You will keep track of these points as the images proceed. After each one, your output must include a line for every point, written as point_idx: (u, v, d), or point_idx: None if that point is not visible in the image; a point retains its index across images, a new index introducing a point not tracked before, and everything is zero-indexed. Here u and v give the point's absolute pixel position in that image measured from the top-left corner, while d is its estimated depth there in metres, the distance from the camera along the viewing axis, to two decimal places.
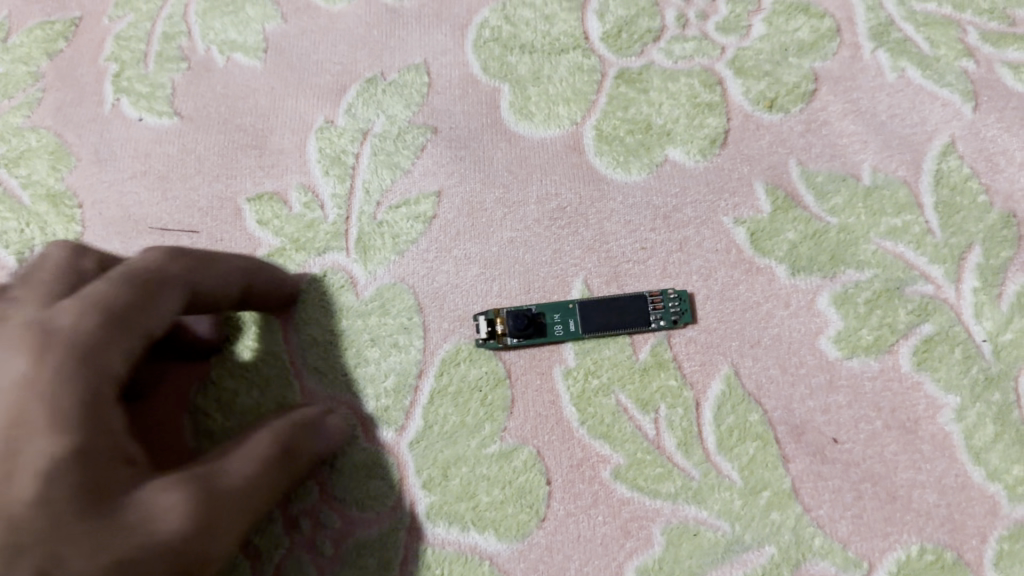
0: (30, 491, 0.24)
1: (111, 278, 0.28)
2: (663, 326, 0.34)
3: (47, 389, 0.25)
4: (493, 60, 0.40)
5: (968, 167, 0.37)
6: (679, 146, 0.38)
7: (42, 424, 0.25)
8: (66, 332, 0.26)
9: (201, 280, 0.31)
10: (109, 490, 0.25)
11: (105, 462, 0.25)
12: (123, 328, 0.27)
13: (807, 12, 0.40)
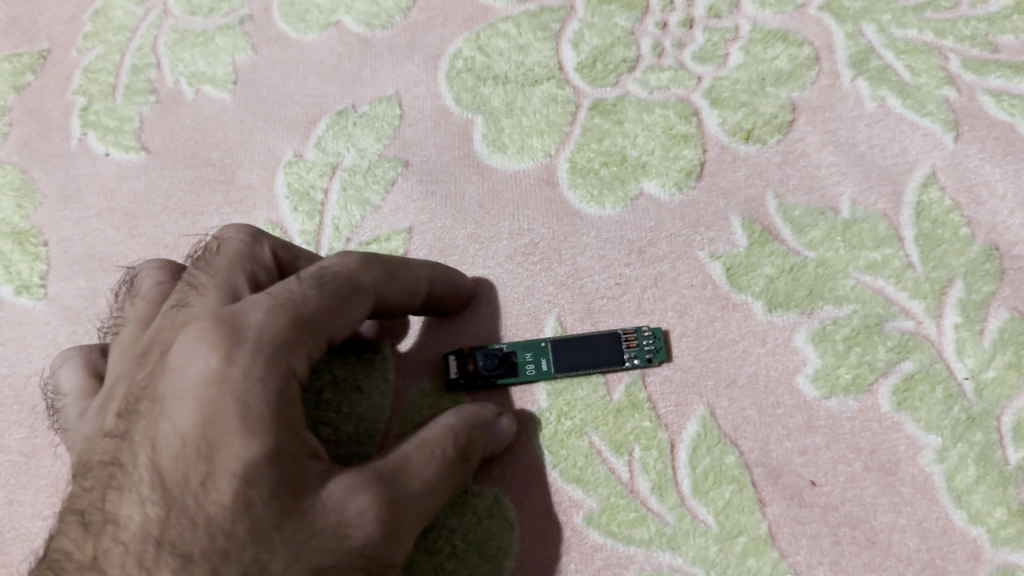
0: (230, 496, 0.24)
1: (304, 276, 0.28)
2: (637, 364, 0.34)
3: (243, 387, 0.25)
4: (465, 91, 0.39)
5: (949, 200, 0.36)
6: (655, 179, 0.37)
7: (236, 423, 0.24)
8: (257, 331, 0.26)
9: (386, 277, 0.31)
10: (297, 487, 0.25)
11: (293, 458, 0.25)
12: (308, 323, 0.27)
13: (785, 40, 0.39)
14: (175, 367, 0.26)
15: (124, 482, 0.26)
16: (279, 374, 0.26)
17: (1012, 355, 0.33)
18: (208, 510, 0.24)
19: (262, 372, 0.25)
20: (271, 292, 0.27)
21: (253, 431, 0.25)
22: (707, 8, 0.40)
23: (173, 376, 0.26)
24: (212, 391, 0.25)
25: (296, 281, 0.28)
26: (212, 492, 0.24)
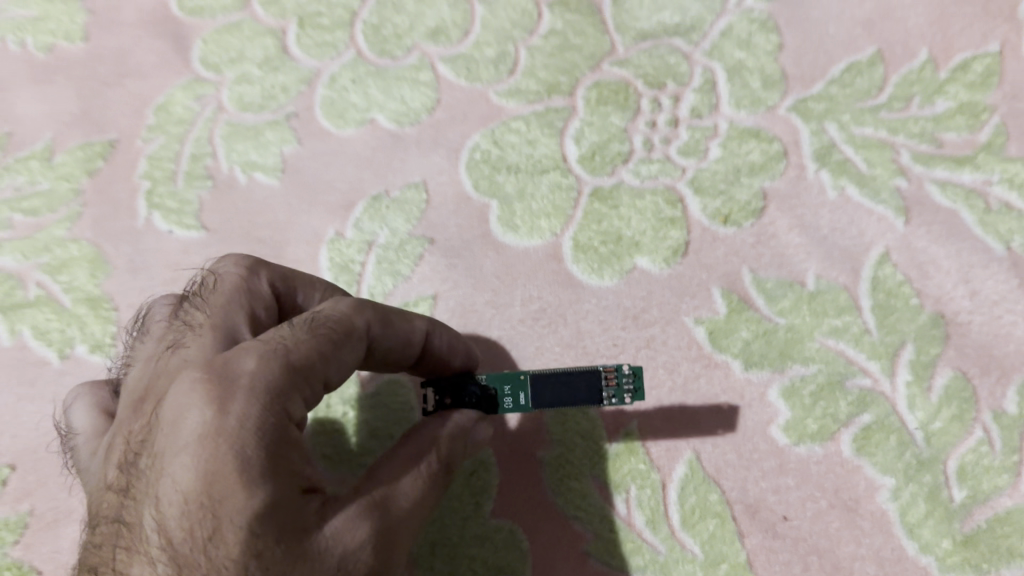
0: (237, 548, 0.26)
1: (298, 320, 0.30)
2: (613, 401, 0.35)
3: (241, 439, 0.26)
4: (483, 179, 0.46)
5: (901, 274, 0.42)
6: (647, 256, 0.43)
7: (233, 475, 0.26)
8: (250, 381, 0.27)
9: (377, 319, 0.33)
10: (298, 530, 0.27)
11: (293, 501, 0.27)
12: (304, 368, 0.29)
13: (758, 137, 0.45)
14: (174, 423, 0.27)
15: (132, 540, 0.28)
16: (275, 419, 0.27)
17: (955, 408, 0.39)
18: (215, 565, 0.26)
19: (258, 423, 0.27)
20: (266, 339, 0.29)
21: (252, 483, 0.26)
22: (690, 109, 0.46)
23: (173, 430, 0.27)
24: (212, 444, 0.26)
25: (287, 326, 0.30)
26: (217, 545, 0.26)
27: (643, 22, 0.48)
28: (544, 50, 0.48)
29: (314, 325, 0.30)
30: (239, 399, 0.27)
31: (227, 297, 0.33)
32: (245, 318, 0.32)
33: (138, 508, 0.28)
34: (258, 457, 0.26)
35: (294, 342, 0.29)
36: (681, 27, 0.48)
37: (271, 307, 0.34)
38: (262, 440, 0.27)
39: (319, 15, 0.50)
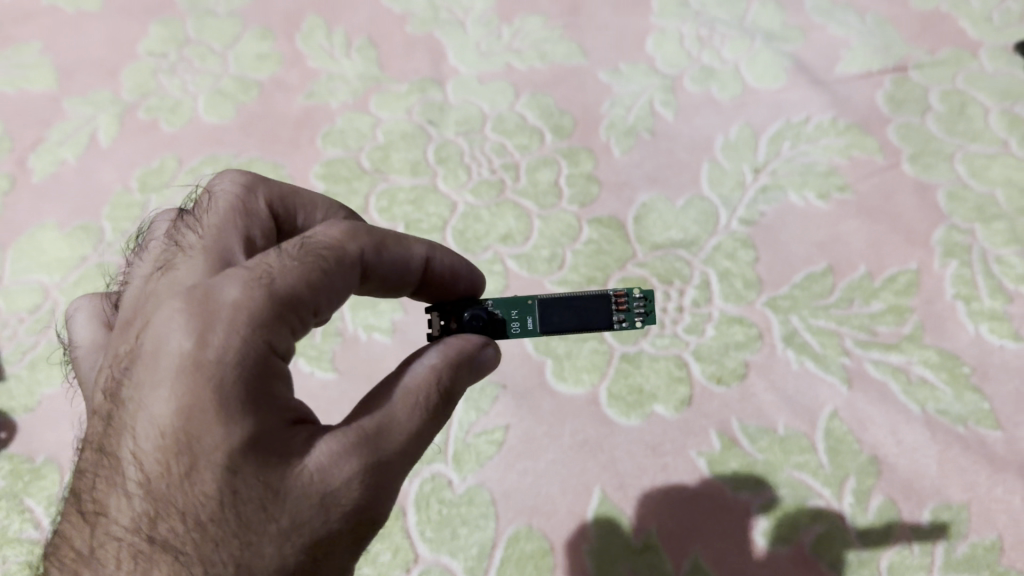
0: (214, 475, 0.33)
1: (295, 249, 0.38)
2: (626, 321, 0.47)
3: (220, 367, 0.34)
4: (540, 342, 0.63)
5: (846, 426, 0.59)
6: (662, 404, 0.61)
7: (214, 408, 0.33)
8: (234, 311, 0.35)
9: (370, 246, 0.41)
10: (277, 454, 0.34)
11: (277, 432, 0.34)
12: (292, 296, 0.36)
13: (741, 323, 0.63)
14: (158, 356, 0.35)
15: (118, 458, 0.35)
16: (257, 351, 0.35)
17: (885, 522, 0.55)
18: (197, 489, 0.33)
19: (234, 356, 0.34)
20: (257, 269, 0.36)
21: (231, 420, 0.33)
22: (692, 300, 0.65)
23: (154, 365, 0.35)
24: (192, 377, 0.34)
25: (282, 257, 0.37)
26: (200, 478, 0.33)
27: (656, 237, 0.69)
28: (583, 253, 0.69)
29: (310, 254, 0.38)
30: (219, 336, 0.34)
31: (224, 223, 0.42)
32: (241, 240, 0.42)
33: (126, 437, 0.35)
34: (232, 386, 0.34)
35: (280, 270, 0.36)
36: (684, 241, 0.69)
37: (264, 218, 0.44)
38: (240, 371, 0.34)
39: (420, 221, 0.71)
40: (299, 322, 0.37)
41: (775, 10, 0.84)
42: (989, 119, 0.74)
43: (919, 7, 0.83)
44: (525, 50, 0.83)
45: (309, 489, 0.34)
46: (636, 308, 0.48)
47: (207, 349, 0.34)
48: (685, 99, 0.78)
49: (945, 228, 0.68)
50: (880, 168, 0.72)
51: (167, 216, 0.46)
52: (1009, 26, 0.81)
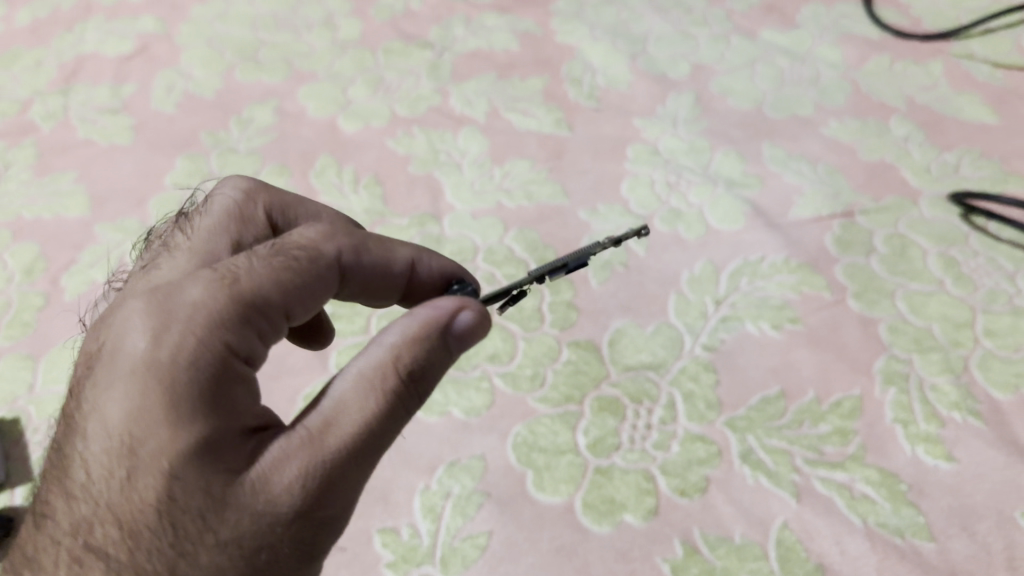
0: (160, 475, 0.45)
1: (271, 254, 0.50)
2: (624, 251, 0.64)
3: (172, 375, 0.45)
4: (523, 455, 0.72)
5: (796, 536, 0.66)
6: (632, 513, 0.68)
7: (164, 415, 0.45)
8: (193, 322, 0.46)
9: (347, 250, 0.54)
10: (221, 456, 0.45)
11: (227, 441, 0.46)
12: (258, 297, 0.48)
13: (703, 441, 0.71)
14: (126, 359, 0.46)
15: (88, 440, 0.47)
16: (213, 355, 0.46)
17: None
18: (148, 482, 0.45)
19: (183, 364, 0.45)
20: (227, 276, 0.48)
21: (178, 429, 0.44)
22: (659, 419, 0.73)
23: (120, 368, 0.46)
24: (151, 382, 0.45)
25: (254, 263, 0.49)
26: (150, 476, 0.45)
27: (627, 359, 0.78)
28: (563, 372, 0.77)
29: (282, 258, 0.50)
30: (177, 348, 0.46)
31: (216, 239, 0.56)
32: (228, 245, 0.56)
33: (96, 426, 0.46)
34: (183, 396, 0.45)
35: (248, 275, 0.48)
36: (653, 364, 0.77)
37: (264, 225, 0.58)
38: (191, 379, 0.45)
39: None
40: (269, 315, 0.49)
41: (736, 159, 0.95)
42: (927, 260, 0.84)
43: (866, 157, 0.93)
44: (514, 189, 0.94)
45: (244, 499, 0.45)
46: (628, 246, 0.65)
47: (161, 359, 0.45)
48: (655, 236, 0.88)
49: (885, 358, 0.76)
50: (827, 303, 0.80)
51: (178, 218, 0.60)
52: (947, 176, 0.91)
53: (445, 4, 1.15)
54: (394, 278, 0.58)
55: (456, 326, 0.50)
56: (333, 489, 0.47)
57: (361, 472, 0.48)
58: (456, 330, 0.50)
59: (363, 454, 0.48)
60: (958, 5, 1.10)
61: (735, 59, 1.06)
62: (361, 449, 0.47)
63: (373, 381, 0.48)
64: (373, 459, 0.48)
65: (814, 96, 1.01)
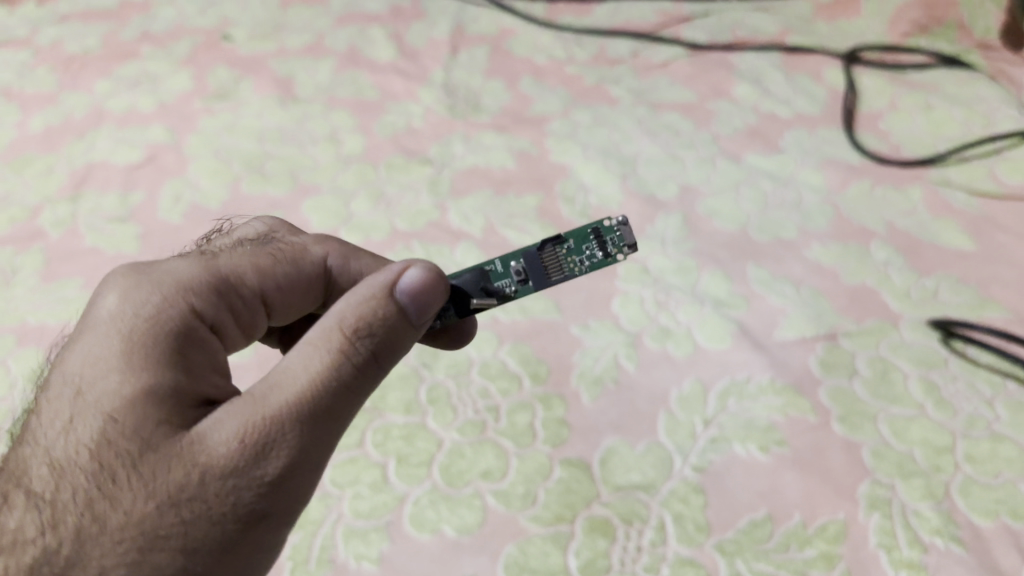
0: (111, 411, 0.53)
1: (261, 247, 0.70)
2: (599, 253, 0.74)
3: (142, 325, 0.57)
4: None
5: None
6: None
7: (128, 358, 0.55)
8: (173, 287, 0.60)
9: (332, 255, 0.73)
10: (171, 409, 0.54)
11: (179, 401, 0.55)
12: (237, 273, 0.65)
13: (692, 565, 0.73)
14: (101, 321, 0.58)
15: (53, 392, 0.56)
16: (184, 316, 0.59)
17: None
18: (101, 418, 0.54)
19: (155, 318, 0.58)
20: (215, 258, 0.65)
21: (135, 375, 0.55)
22: (650, 541, 0.75)
23: (94, 327, 0.58)
24: (121, 332, 0.57)
25: (245, 257, 0.67)
26: (104, 413, 0.54)
27: (618, 478, 0.80)
28: (554, 491, 0.79)
29: (265, 250, 0.69)
30: (143, 307, 0.58)
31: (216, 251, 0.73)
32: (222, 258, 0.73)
33: (63, 377, 0.56)
34: (147, 346, 0.56)
35: (239, 263, 0.66)
36: (643, 485, 0.79)
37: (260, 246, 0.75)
38: (156, 333, 0.57)
39: (410, 456, 0.82)
40: (245, 291, 0.65)
41: (723, 279, 0.98)
42: (909, 383, 0.86)
43: (848, 281, 0.97)
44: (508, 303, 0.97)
45: (182, 449, 0.52)
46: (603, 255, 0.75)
47: (128, 314, 0.57)
48: (644, 353, 0.90)
49: (869, 483, 0.78)
50: (812, 426, 0.83)
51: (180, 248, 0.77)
52: (926, 301, 0.94)
53: (446, 122, 1.20)
54: None
55: (403, 298, 0.61)
56: (269, 444, 0.53)
57: (306, 434, 0.54)
58: (402, 310, 0.60)
59: (304, 413, 0.54)
60: (935, 133, 1.16)
61: (721, 181, 1.11)
62: (300, 408, 0.54)
63: (319, 343, 0.57)
64: (320, 421, 0.55)
65: (797, 219, 1.05)
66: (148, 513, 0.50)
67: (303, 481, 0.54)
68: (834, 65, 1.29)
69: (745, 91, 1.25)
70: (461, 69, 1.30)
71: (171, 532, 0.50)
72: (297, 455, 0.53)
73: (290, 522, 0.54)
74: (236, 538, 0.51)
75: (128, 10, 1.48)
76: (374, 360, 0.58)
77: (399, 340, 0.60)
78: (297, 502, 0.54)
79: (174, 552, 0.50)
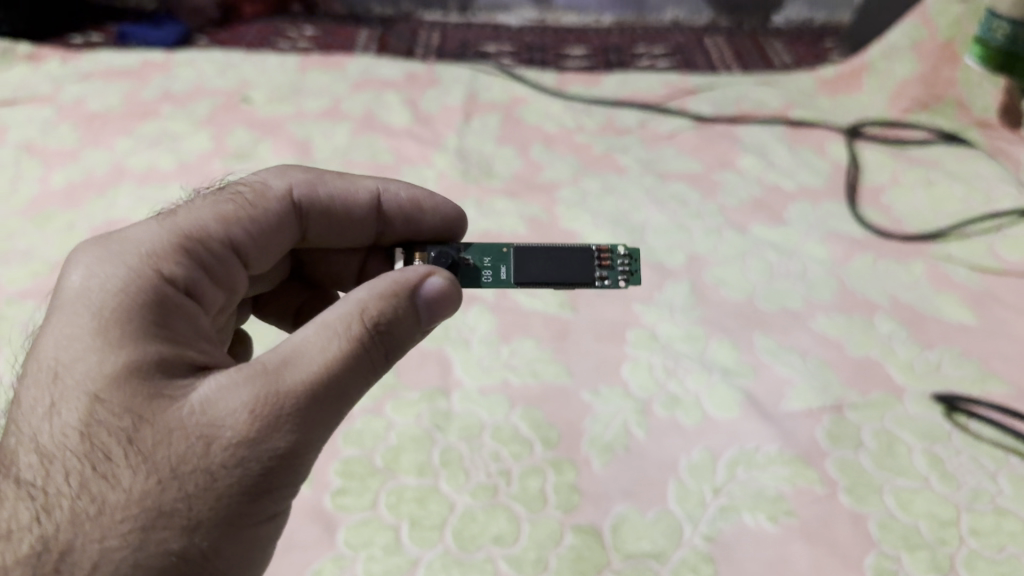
0: (98, 390, 0.55)
1: (222, 197, 0.72)
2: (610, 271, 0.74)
3: (117, 298, 0.59)
4: None
5: None
6: None
7: (108, 334, 0.57)
8: (142, 257, 0.62)
9: (298, 189, 0.76)
10: (162, 384, 0.56)
11: (169, 376, 0.56)
12: (198, 226, 0.67)
13: None
14: (74, 300, 0.59)
15: (35, 375, 0.58)
16: (156, 283, 0.61)
17: None
18: (90, 396, 0.55)
19: (127, 288, 0.59)
20: (175, 218, 0.67)
21: (118, 352, 0.56)
22: None
23: (68, 308, 0.59)
24: (96, 310, 0.58)
25: (209, 213, 0.69)
26: (92, 392, 0.55)
27: (629, 546, 0.81)
28: (566, 558, 0.80)
29: (225, 200, 0.71)
30: (111, 280, 0.60)
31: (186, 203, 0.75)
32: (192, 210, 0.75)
33: (44, 359, 0.58)
34: (124, 318, 0.58)
35: (203, 220, 0.68)
36: (653, 553, 0.80)
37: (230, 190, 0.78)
38: (134, 304, 0.59)
39: (423, 519, 0.83)
40: (210, 240, 0.68)
41: (730, 347, 1.00)
42: (913, 456, 0.88)
43: (853, 353, 0.99)
44: (520, 367, 0.98)
45: (179, 422, 0.54)
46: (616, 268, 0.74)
47: (93, 289, 0.59)
48: (654, 420, 0.92)
49: (875, 556, 0.79)
50: (819, 497, 0.84)
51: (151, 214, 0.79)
52: (929, 374, 0.96)
53: (459, 186, 1.23)
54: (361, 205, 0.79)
55: (421, 302, 0.62)
56: (274, 419, 0.54)
57: (317, 409, 0.56)
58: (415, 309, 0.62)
59: (318, 395, 0.56)
60: (936, 209, 1.20)
61: (727, 251, 1.14)
62: (312, 389, 0.56)
63: (338, 330, 0.58)
64: (331, 404, 0.57)
65: (803, 290, 1.08)
66: (148, 488, 0.52)
67: (306, 453, 0.56)
68: (837, 140, 1.33)
69: (749, 163, 1.29)
70: (474, 135, 1.34)
71: (174, 507, 0.52)
72: (304, 429, 0.55)
73: (292, 492, 0.57)
74: (242, 507, 0.54)
75: (149, 70, 1.53)
76: (386, 352, 0.60)
77: (411, 334, 0.62)
78: (300, 471, 0.56)
79: (179, 525, 0.52)
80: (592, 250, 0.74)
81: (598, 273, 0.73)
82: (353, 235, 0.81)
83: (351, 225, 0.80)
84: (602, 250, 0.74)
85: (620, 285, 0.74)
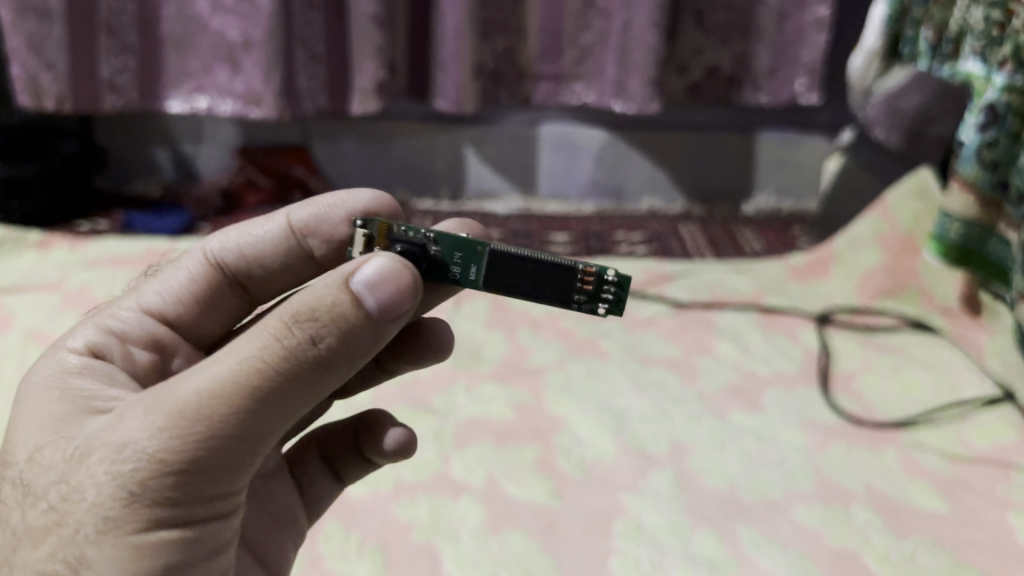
0: (10, 446, 0.61)
1: (153, 277, 0.79)
2: (596, 292, 0.63)
3: (31, 381, 0.65)
4: None
5: None
6: None
7: (21, 408, 0.63)
8: (57, 344, 0.69)
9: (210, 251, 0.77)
10: (60, 427, 0.59)
11: (69, 419, 0.60)
12: (116, 305, 0.74)
13: None
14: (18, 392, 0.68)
15: None
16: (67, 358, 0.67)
17: None
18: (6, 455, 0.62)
19: (41, 369, 0.66)
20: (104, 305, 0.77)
21: (27, 415, 0.62)
22: None
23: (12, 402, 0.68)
24: (18, 395, 0.66)
25: (128, 295, 0.76)
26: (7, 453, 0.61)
27: None
28: None
29: (149, 279, 0.78)
30: (38, 364, 0.68)
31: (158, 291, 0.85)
32: None
33: None
34: (34, 394, 0.64)
35: (120, 301, 0.75)
36: None
37: None
38: (39, 384, 0.64)
39: None
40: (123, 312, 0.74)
41: (714, 539, 1.03)
42: None
43: (832, 543, 1.02)
44: (508, 560, 1.00)
45: (68, 449, 0.57)
46: (603, 289, 0.63)
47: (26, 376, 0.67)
48: None
49: None
50: None
51: None
52: (905, 563, 0.98)
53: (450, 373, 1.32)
54: (279, 236, 0.75)
55: (362, 290, 0.55)
56: (139, 425, 0.54)
57: (200, 409, 0.53)
58: (360, 302, 0.55)
59: (202, 398, 0.53)
60: (905, 395, 1.26)
61: (708, 438, 1.19)
62: (192, 393, 0.54)
63: (251, 335, 0.55)
64: (218, 405, 0.53)
65: (782, 479, 1.12)
66: (32, 517, 0.57)
67: (193, 461, 0.53)
68: (808, 327, 1.42)
69: (726, 350, 1.36)
70: (464, 319, 1.46)
71: (52, 526, 0.55)
72: (174, 434, 0.53)
73: (188, 502, 0.54)
74: (114, 517, 0.53)
75: (155, 257, 1.61)
76: (312, 344, 0.55)
77: (358, 330, 0.55)
78: (193, 480, 0.54)
79: (50, 546, 0.55)
80: (577, 268, 0.62)
81: (576, 296, 0.63)
82: (293, 264, 0.76)
83: (281, 260, 0.76)
84: (588, 272, 0.62)
85: (600, 313, 0.64)
